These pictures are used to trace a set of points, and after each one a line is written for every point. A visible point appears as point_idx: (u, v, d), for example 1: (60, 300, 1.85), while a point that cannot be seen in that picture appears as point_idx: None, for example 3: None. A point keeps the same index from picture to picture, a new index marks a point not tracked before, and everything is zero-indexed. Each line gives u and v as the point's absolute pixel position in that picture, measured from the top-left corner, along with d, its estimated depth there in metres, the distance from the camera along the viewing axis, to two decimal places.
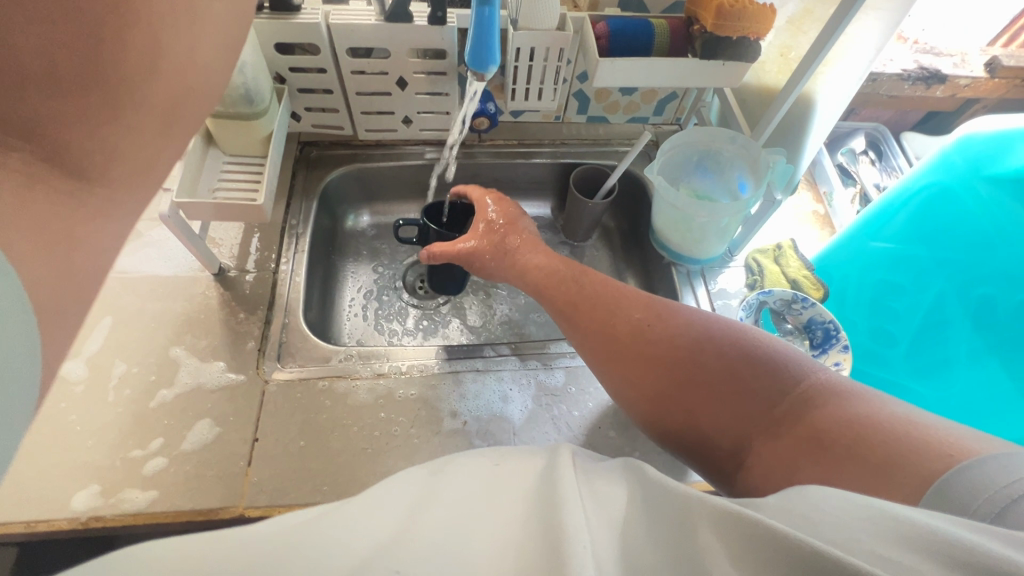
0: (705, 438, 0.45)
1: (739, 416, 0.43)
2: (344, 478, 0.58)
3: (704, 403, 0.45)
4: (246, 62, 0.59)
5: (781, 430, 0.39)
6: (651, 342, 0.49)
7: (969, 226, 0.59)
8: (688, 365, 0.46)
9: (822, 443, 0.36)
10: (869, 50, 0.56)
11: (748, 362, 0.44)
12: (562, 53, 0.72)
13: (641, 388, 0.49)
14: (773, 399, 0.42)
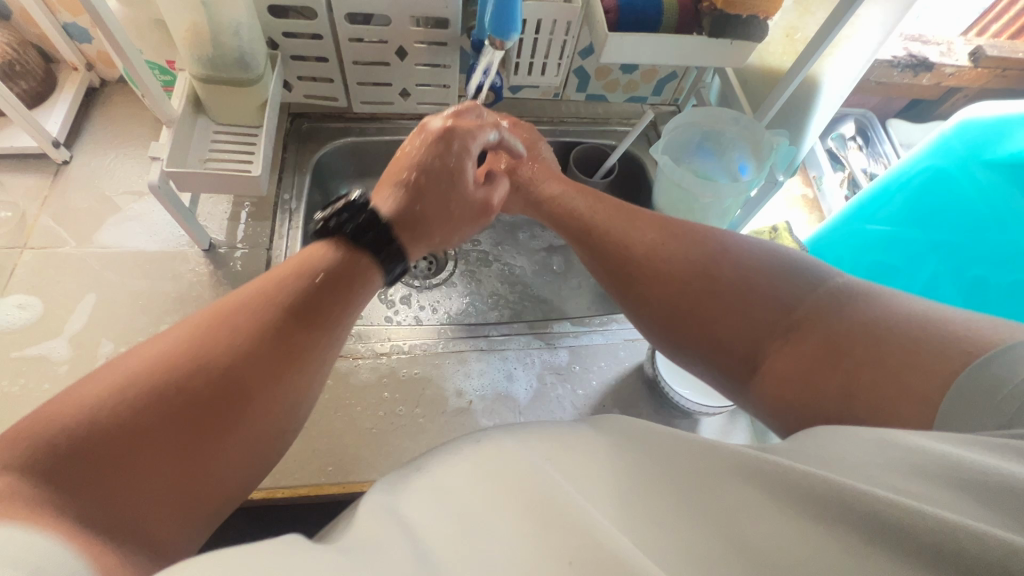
0: (721, 348, 0.43)
1: (756, 322, 0.42)
2: (349, 459, 0.58)
3: (722, 309, 0.44)
4: (241, 23, 0.56)
5: (802, 334, 0.39)
6: (663, 257, 0.49)
7: (964, 210, 0.60)
8: (702, 275, 0.46)
9: (843, 351, 0.36)
10: (875, 36, 0.57)
11: (763, 273, 0.44)
12: (569, 26, 0.72)
13: (654, 300, 0.48)
14: (790, 305, 0.41)
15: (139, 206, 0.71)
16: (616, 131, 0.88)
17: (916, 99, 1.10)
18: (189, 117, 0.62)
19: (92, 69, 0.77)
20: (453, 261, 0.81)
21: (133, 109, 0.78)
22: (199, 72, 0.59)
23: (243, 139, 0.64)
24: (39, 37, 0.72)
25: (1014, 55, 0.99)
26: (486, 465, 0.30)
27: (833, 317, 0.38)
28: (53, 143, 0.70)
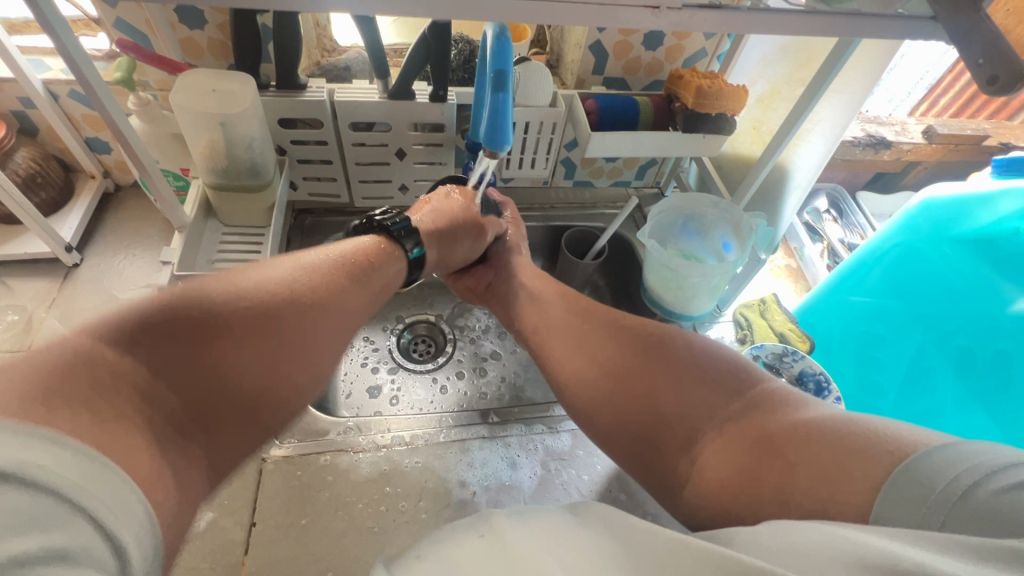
0: (662, 417, 0.45)
1: (700, 402, 0.44)
2: (350, 562, 0.55)
3: (666, 389, 0.46)
4: (255, 138, 0.61)
5: (737, 420, 0.42)
6: (631, 328, 0.53)
7: (941, 282, 0.64)
8: (658, 350, 0.50)
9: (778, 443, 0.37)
10: (837, 126, 0.62)
11: (710, 360, 0.47)
12: (555, 126, 0.77)
13: (607, 364, 0.51)
14: (731, 396, 0.44)
15: None
16: (604, 215, 0.92)
17: (881, 172, 1.17)
18: (200, 221, 0.66)
19: (108, 175, 0.82)
20: (450, 346, 0.82)
21: (145, 211, 0.82)
22: (212, 180, 0.63)
23: (251, 239, 0.67)
24: (62, 149, 0.77)
25: (963, 132, 1.08)
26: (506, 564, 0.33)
27: (766, 411, 0.41)
28: (65, 247, 0.72)
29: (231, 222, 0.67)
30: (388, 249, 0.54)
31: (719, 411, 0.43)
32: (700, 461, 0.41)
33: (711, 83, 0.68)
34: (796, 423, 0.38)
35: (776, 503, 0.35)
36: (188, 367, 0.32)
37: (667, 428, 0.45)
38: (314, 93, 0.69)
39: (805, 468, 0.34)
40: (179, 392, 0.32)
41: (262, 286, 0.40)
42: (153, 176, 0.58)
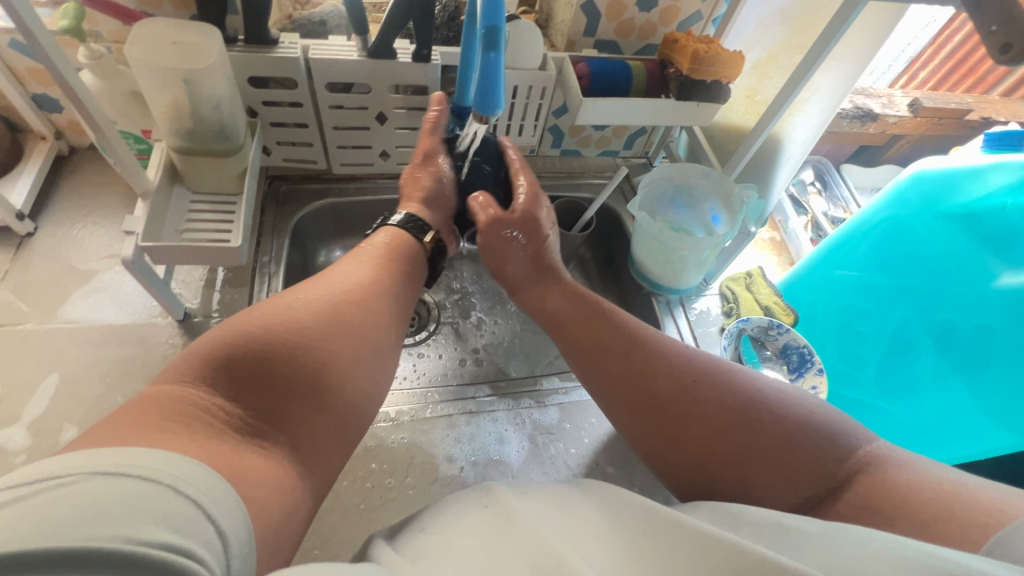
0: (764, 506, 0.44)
1: (802, 486, 0.43)
2: (336, 538, 0.55)
3: (761, 471, 0.44)
4: (223, 97, 0.56)
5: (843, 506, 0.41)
6: (706, 395, 0.49)
7: (927, 256, 0.64)
8: (746, 425, 0.46)
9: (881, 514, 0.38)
10: (834, 97, 0.60)
11: (803, 433, 0.45)
12: (545, 91, 0.74)
13: (688, 448, 0.48)
14: (830, 468, 0.43)
15: (109, 276, 0.69)
16: (592, 185, 0.90)
17: (865, 146, 1.16)
18: (165, 187, 0.61)
19: (61, 137, 0.76)
20: (435, 319, 0.80)
21: (104, 176, 0.77)
22: (177, 143, 0.59)
23: (221, 207, 0.63)
24: (6, 107, 0.70)
25: (947, 106, 1.08)
26: (510, 548, 0.32)
27: (871, 477, 0.40)
28: (17, 214, 0.67)
29: (199, 188, 0.63)
30: (398, 253, 0.58)
31: (816, 483, 0.43)
32: None
33: (708, 47, 0.65)
34: (894, 487, 0.39)
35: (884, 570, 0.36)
36: (257, 378, 0.39)
37: (767, 511, 0.44)
38: (286, 49, 0.64)
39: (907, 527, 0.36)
40: (256, 401, 0.39)
41: (307, 304, 0.46)
42: (109, 138, 0.54)
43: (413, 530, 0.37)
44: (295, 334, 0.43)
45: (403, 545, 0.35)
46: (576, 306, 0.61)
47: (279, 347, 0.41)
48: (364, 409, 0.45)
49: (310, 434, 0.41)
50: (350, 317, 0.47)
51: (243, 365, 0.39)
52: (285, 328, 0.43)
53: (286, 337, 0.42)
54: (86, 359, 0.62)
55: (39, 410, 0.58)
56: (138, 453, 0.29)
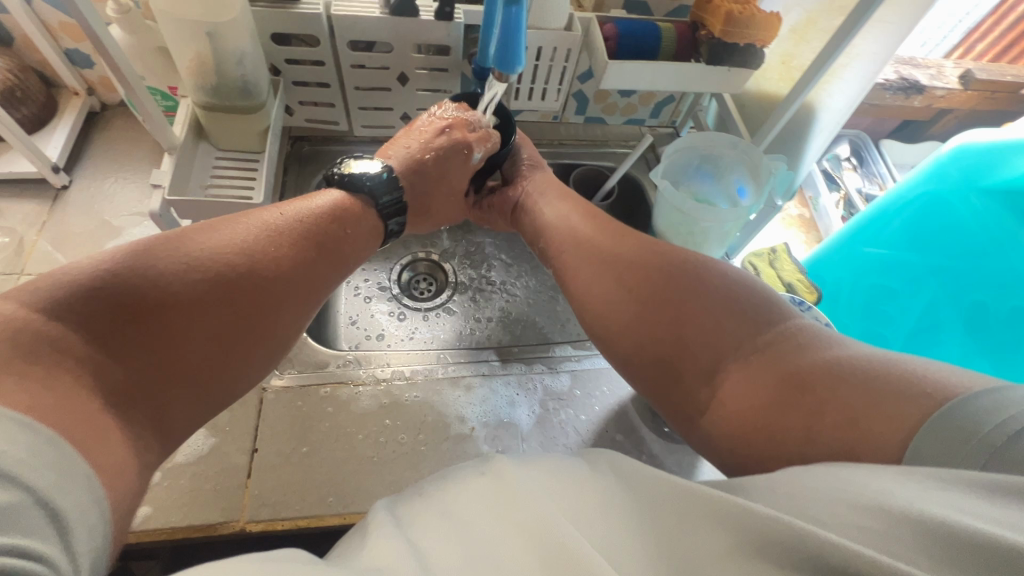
0: (687, 348, 0.45)
1: (727, 335, 0.44)
2: (349, 488, 0.57)
3: (693, 322, 0.46)
4: (246, 53, 0.56)
5: (760, 356, 0.42)
6: (660, 255, 0.51)
7: (964, 234, 0.62)
8: (691, 281, 0.48)
9: (803, 384, 0.39)
10: (876, 62, 0.57)
11: (742, 295, 0.46)
12: (569, 53, 0.72)
13: (632, 293, 0.50)
14: (758, 329, 0.44)
15: (139, 231, 0.71)
16: (615, 154, 0.88)
17: (908, 120, 1.10)
18: (190, 143, 0.62)
19: (93, 93, 0.77)
20: (452, 284, 0.81)
21: (134, 133, 0.78)
22: (202, 99, 0.59)
23: (245, 164, 0.64)
24: (40, 61, 0.72)
25: (1002, 79, 1.01)
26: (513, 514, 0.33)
27: (797, 349, 0.41)
28: (52, 167, 0.69)
29: (224, 146, 0.64)
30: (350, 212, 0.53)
31: (745, 343, 0.44)
32: (721, 393, 0.42)
33: (743, 8, 0.62)
34: (823, 366, 0.39)
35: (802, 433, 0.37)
36: (96, 324, 0.35)
37: (690, 352, 0.45)
38: (309, 5, 0.63)
39: (834, 414, 0.36)
40: (95, 345, 0.35)
41: (207, 244, 0.43)
42: (139, 94, 0.55)
43: (414, 495, 0.38)
44: (182, 288, 0.39)
45: (402, 509, 0.37)
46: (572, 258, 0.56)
47: (149, 299, 0.38)
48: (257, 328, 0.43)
49: (186, 402, 0.38)
50: (235, 269, 0.42)
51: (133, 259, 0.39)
52: (175, 276, 0.39)
53: (147, 289, 0.38)
54: None
55: None
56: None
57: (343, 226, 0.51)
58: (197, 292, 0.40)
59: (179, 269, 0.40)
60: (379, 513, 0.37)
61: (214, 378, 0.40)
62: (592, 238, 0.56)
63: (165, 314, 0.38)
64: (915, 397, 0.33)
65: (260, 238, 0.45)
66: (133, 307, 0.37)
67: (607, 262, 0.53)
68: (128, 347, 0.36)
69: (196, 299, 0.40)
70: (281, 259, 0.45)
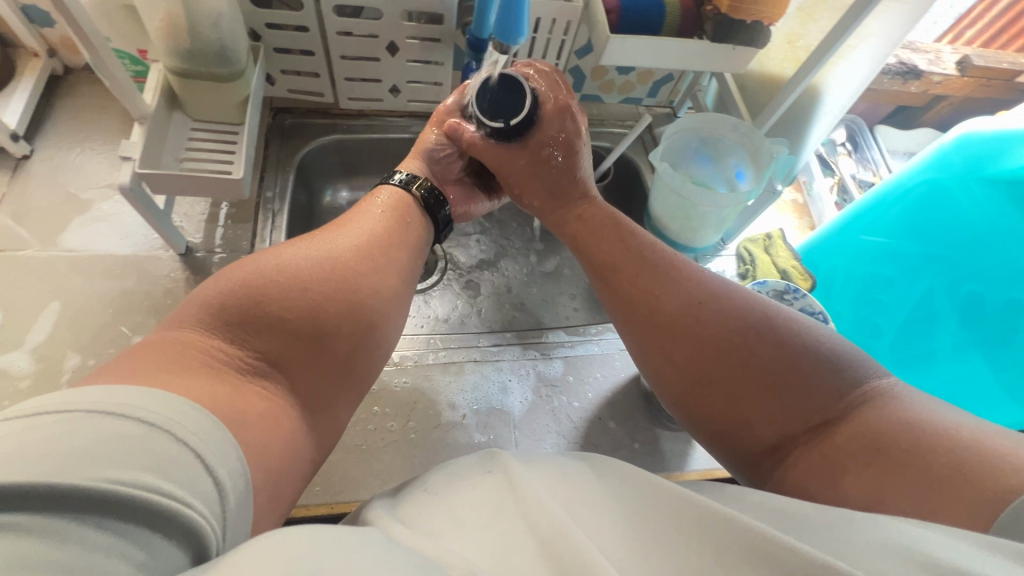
0: (745, 423, 0.44)
1: (791, 411, 0.43)
2: (337, 478, 0.55)
3: (751, 398, 0.44)
4: (222, 13, 0.52)
5: (830, 432, 0.41)
6: (716, 311, 0.48)
7: (963, 224, 0.62)
8: (745, 347, 0.45)
9: (878, 450, 0.37)
10: (886, 44, 0.55)
11: (809, 359, 0.43)
12: (569, 26, 0.70)
13: (681, 362, 0.48)
14: (831, 399, 0.42)
15: (109, 205, 0.66)
16: (612, 134, 0.85)
17: (903, 106, 1.09)
18: (163, 113, 0.58)
19: (54, 55, 0.72)
20: (442, 267, 0.78)
21: (101, 99, 0.73)
22: (175, 65, 0.55)
23: (223, 137, 0.60)
24: None
25: (999, 65, 1.00)
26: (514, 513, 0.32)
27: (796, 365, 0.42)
28: (10, 135, 0.64)
29: (199, 116, 0.60)
30: (413, 213, 0.55)
31: (813, 415, 0.42)
32: (790, 466, 0.42)
33: None
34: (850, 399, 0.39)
35: (870, 500, 0.36)
36: (253, 323, 0.39)
37: (748, 421, 0.44)
38: None
39: (905, 480, 0.35)
40: (257, 342, 0.39)
41: (299, 255, 0.44)
42: (105, 58, 0.50)
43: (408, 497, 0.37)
44: (294, 293, 0.41)
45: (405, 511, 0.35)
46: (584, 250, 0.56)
47: (271, 312, 0.39)
48: (374, 319, 0.45)
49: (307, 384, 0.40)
50: (350, 266, 0.45)
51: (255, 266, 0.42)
52: (291, 279, 0.41)
53: (268, 301, 0.40)
54: (86, 287, 0.61)
55: (42, 336, 0.58)
56: (122, 391, 0.29)
57: (407, 217, 0.53)
58: (327, 283, 0.43)
59: (293, 269, 0.42)
60: (379, 514, 0.34)
61: (337, 367, 0.42)
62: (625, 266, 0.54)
63: (307, 291, 0.41)
64: (984, 473, 0.32)
65: (359, 244, 0.47)
66: (253, 310, 0.39)
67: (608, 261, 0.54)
68: (290, 336, 0.40)
69: (332, 285, 0.43)
70: (387, 267, 0.47)
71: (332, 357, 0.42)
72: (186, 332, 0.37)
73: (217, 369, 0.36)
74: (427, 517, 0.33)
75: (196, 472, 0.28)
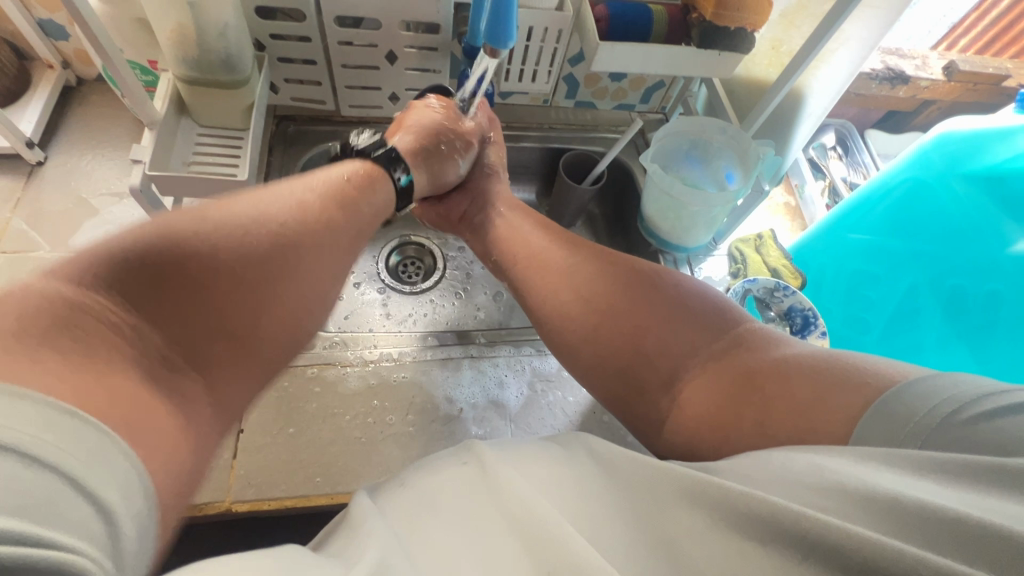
0: (647, 358, 0.48)
1: (683, 343, 0.47)
2: (338, 469, 0.56)
3: (654, 329, 0.48)
4: (228, 24, 0.55)
5: (717, 362, 0.44)
6: (622, 265, 0.55)
7: (944, 219, 0.64)
8: (645, 293, 0.51)
9: (754, 378, 0.41)
10: (861, 50, 0.58)
11: (697, 305, 0.49)
12: (561, 35, 0.72)
13: (593, 301, 0.53)
14: (715, 335, 0.47)
15: (118, 209, 0.69)
16: (605, 139, 0.88)
17: (892, 111, 1.12)
18: (171, 119, 0.61)
19: (68, 67, 0.75)
20: (441, 266, 0.80)
21: (112, 109, 0.76)
22: (182, 72, 0.58)
23: (229, 141, 0.62)
24: (12, 32, 0.69)
25: (985, 70, 1.03)
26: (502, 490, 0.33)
27: (748, 351, 0.44)
28: (26, 142, 0.67)
29: (205, 122, 0.62)
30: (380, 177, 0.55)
31: (703, 348, 0.46)
32: (681, 400, 0.44)
33: None
34: (775, 361, 0.41)
35: (757, 434, 0.38)
36: (169, 278, 0.34)
37: (649, 356, 0.48)
38: None
39: (783, 402, 0.37)
40: (159, 303, 0.33)
41: (232, 219, 0.40)
42: (118, 66, 0.53)
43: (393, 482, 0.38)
44: (229, 249, 0.38)
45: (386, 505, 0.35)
46: (566, 254, 0.58)
47: (191, 269, 0.35)
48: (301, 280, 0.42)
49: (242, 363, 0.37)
50: (297, 234, 0.43)
51: (181, 223, 0.37)
52: (215, 241, 0.38)
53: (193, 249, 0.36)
54: None
55: None
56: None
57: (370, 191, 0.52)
58: (245, 255, 0.39)
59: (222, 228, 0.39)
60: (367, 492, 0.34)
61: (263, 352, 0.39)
62: (571, 243, 0.59)
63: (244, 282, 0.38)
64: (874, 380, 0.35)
65: (291, 204, 0.44)
66: (181, 265, 0.35)
67: (586, 284, 0.54)
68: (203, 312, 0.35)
69: (269, 258, 0.40)
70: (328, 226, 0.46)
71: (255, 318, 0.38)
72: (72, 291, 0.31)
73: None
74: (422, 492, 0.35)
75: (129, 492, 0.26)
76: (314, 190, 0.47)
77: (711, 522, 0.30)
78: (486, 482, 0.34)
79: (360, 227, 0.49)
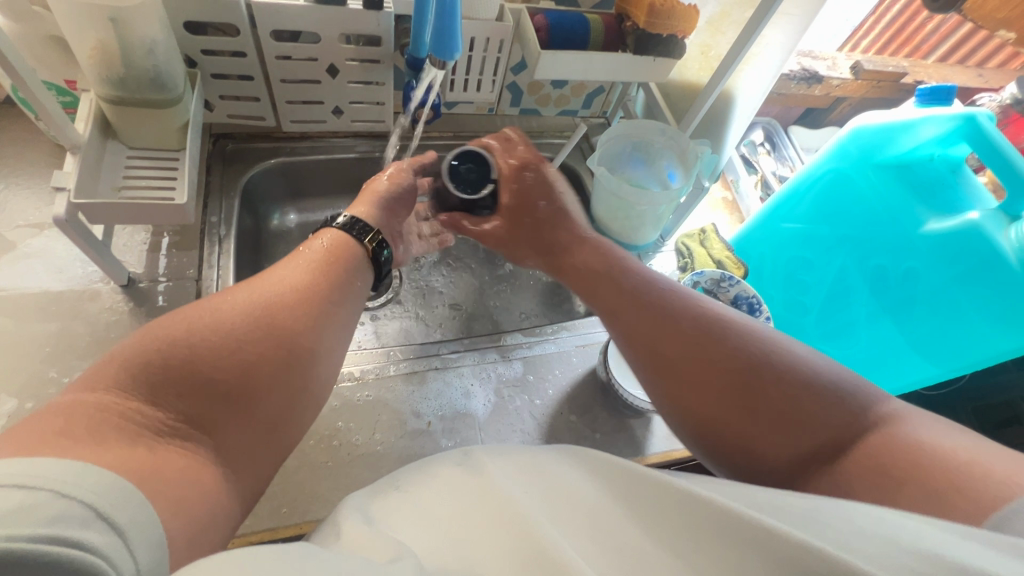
0: (756, 458, 0.43)
1: (798, 443, 0.42)
2: (305, 497, 0.54)
3: (756, 431, 0.43)
4: (156, 40, 0.52)
5: (835, 468, 0.40)
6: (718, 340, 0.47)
7: (863, 206, 0.70)
8: (747, 380, 0.44)
9: (882, 471, 0.37)
10: (781, 53, 0.62)
11: (810, 392, 0.43)
12: (502, 44, 0.74)
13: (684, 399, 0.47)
14: (837, 432, 0.41)
15: (39, 241, 0.64)
16: (551, 144, 0.90)
17: (811, 108, 1.21)
18: (97, 141, 0.57)
19: None
20: (398, 279, 0.79)
21: (25, 135, 0.70)
22: (107, 92, 0.54)
23: (164, 163, 0.59)
24: None
25: (885, 68, 1.13)
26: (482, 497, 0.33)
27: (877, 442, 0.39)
28: None
29: (135, 143, 0.59)
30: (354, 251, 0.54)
31: (822, 450, 0.41)
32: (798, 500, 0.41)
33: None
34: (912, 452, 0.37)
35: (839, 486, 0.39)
36: (176, 381, 0.36)
37: (759, 454, 0.43)
38: None
39: (905, 496, 0.35)
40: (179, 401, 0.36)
41: (221, 311, 0.41)
42: (33, 88, 0.49)
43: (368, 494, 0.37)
44: (220, 345, 0.39)
45: (371, 509, 0.34)
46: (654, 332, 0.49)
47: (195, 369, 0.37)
48: (304, 367, 0.43)
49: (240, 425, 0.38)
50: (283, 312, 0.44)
51: (175, 327, 0.38)
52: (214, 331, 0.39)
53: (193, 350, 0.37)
54: (20, 326, 0.58)
55: None
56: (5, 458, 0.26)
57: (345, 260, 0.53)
58: (243, 345, 0.40)
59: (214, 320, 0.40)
60: (347, 510, 0.34)
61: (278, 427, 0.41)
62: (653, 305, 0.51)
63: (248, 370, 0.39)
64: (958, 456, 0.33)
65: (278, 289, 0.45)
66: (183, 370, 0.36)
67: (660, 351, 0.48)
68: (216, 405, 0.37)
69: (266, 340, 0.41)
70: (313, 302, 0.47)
71: (260, 408, 0.39)
72: (99, 396, 0.34)
73: (117, 418, 0.33)
74: (401, 508, 0.34)
75: (96, 523, 0.26)
76: (305, 268, 0.49)
77: (693, 511, 0.31)
78: (466, 495, 0.34)
79: (343, 292, 0.50)
